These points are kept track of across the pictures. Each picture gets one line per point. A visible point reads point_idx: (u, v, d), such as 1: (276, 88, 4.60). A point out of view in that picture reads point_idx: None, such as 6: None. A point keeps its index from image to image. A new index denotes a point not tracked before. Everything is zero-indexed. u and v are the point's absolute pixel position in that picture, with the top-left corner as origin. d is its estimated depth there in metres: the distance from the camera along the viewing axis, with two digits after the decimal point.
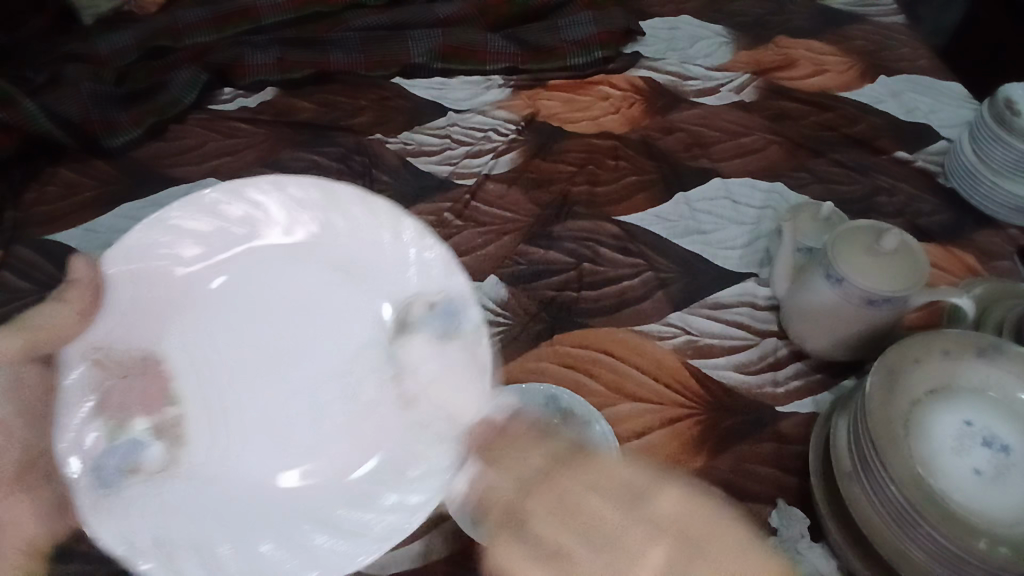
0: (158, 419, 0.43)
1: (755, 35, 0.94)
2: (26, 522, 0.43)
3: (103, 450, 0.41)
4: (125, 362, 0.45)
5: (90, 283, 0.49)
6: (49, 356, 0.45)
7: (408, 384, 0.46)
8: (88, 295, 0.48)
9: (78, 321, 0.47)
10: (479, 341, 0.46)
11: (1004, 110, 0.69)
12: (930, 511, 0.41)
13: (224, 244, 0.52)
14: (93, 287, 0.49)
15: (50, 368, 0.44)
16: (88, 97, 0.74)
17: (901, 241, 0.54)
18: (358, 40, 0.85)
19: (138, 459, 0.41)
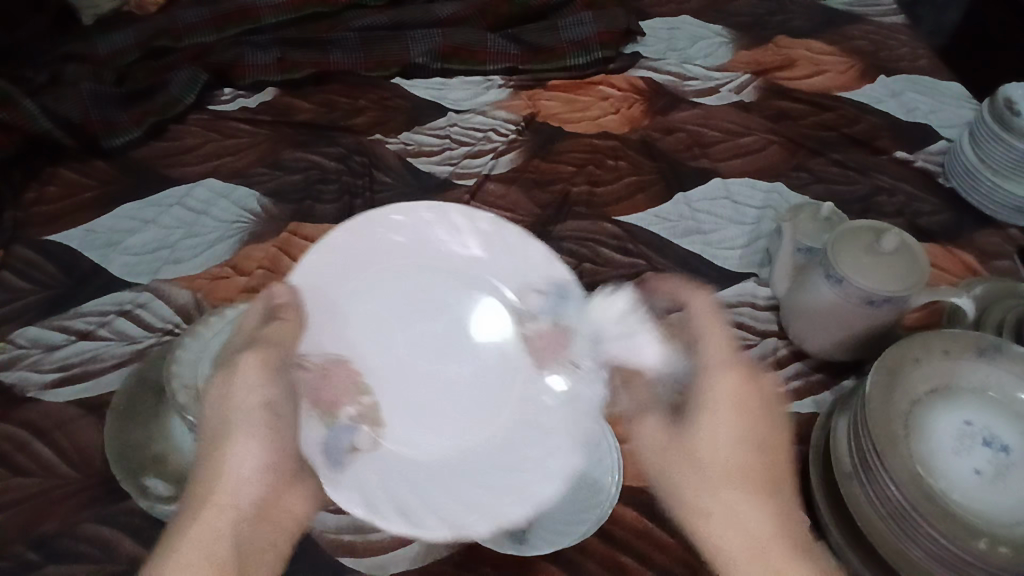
0: (359, 407, 0.51)
1: (754, 35, 0.94)
2: (298, 508, 0.47)
3: (324, 437, 0.48)
4: (320, 364, 0.52)
5: (286, 297, 0.52)
6: (283, 359, 0.50)
7: (544, 357, 0.54)
8: (294, 309, 0.52)
9: (296, 332, 0.51)
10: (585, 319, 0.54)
11: (1004, 110, 0.70)
12: (932, 512, 0.42)
13: (369, 248, 0.57)
14: (293, 299, 0.53)
15: (285, 371, 0.50)
16: (88, 97, 0.74)
17: (900, 242, 0.54)
18: (358, 40, 0.85)
19: (350, 439, 0.48)
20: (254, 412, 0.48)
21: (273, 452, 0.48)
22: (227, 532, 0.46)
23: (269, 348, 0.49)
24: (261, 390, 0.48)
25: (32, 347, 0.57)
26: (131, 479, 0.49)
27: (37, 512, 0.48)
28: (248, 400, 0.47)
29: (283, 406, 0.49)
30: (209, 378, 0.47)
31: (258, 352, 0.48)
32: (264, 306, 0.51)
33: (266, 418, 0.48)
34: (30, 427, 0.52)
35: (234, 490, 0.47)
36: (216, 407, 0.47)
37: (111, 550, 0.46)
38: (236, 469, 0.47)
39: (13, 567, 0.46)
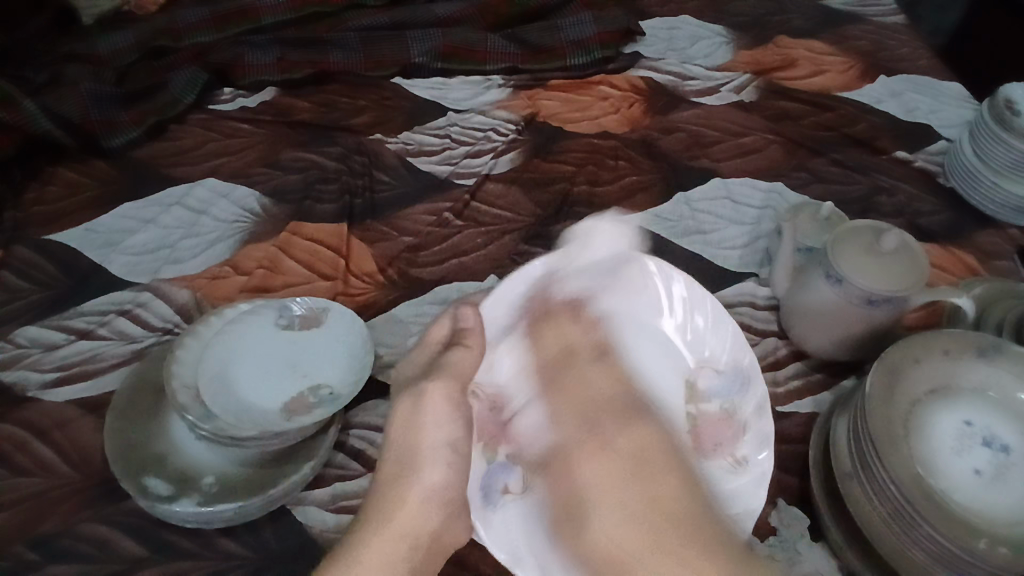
0: (513, 448, 0.41)
1: (753, 35, 0.94)
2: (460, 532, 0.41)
3: (484, 470, 0.41)
4: (492, 395, 0.43)
5: (472, 326, 0.43)
6: (466, 390, 0.42)
7: (705, 443, 0.42)
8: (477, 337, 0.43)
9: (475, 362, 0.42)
10: (749, 386, 0.46)
11: (1004, 110, 0.69)
12: (932, 512, 0.42)
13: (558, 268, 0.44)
14: (479, 328, 0.43)
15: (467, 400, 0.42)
16: (88, 97, 0.74)
17: (901, 241, 0.54)
18: (358, 40, 0.85)
19: (505, 480, 0.40)
20: (458, 407, 0.42)
21: (457, 480, 0.41)
22: (406, 554, 0.39)
23: (457, 377, 0.42)
24: (448, 427, 0.41)
25: (32, 347, 0.57)
26: (131, 479, 0.46)
27: (36, 512, 0.48)
28: (440, 432, 0.41)
29: (465, 441, 0.41)
30: (399, 399, 0.43)
31: (447, 383, 0.42)
32: (451, 324, 0.45)
33: (457, 449, 0.41)
34: (30, 427, 0.52)
35: (419, 516, 0.40)
36: (392, 447, 0.42)
37: (110, 549, 0.46)
38: (422, 501, 0.40)
39: (11, 567, 0.46)
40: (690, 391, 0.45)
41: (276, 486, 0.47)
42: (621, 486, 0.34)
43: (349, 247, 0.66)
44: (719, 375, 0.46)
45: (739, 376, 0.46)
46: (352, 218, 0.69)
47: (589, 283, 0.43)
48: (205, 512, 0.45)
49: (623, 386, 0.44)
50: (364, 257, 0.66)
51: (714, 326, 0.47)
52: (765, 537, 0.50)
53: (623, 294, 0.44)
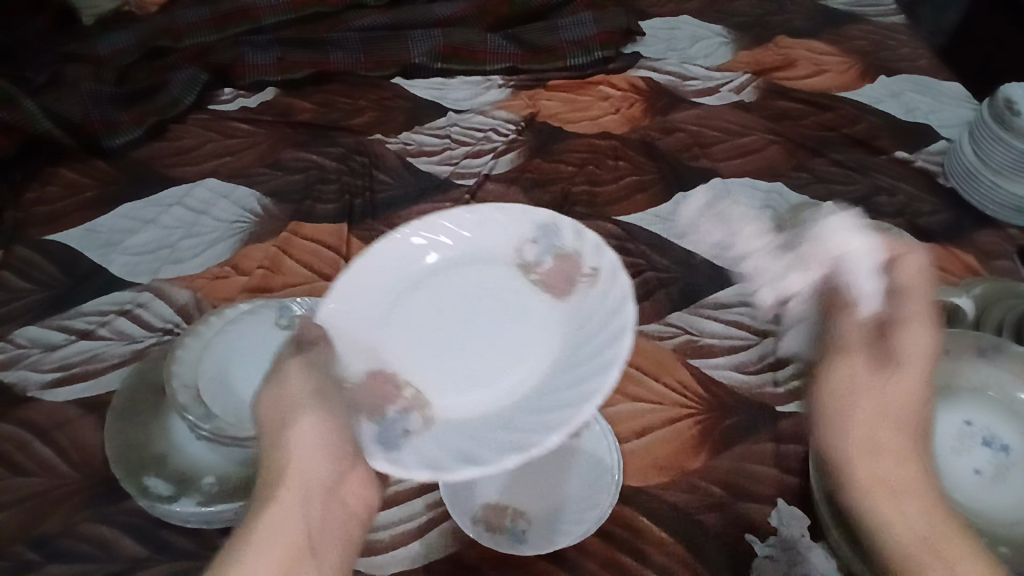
0: (403, 400, 0.46)
1: (754, 35, 0.94)
2: (365, 494, 0.44)
3: (376, 429, 0.44)
4: (361, 376, 0.46)
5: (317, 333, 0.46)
6: (322, 363, 0.44)
7: (557, 287, 0.51)
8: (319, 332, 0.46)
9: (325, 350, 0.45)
10: (586, 237, 0.52)
11: (1004, 110, 0.69)
12: (932, 512, 0.42)
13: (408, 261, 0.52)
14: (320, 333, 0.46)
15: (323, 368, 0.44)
16: (88, 98, 0.74)
17: (901, 241, 0.54)
18: (358, 41, 0.85)
19: (404, 424, 0.44)
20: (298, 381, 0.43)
21: (333, 434, 0.42)
22: (299, 509, 0.40)
23: (311, 350, 0.45)
24: (301, 380, 0.43)
25: (32, 347, 0.57)
26: (132, 479, 0.47)
27: (36, 512, 0.48)
28: (300, 384, 0.43)
29: (317, 400, 0.42)
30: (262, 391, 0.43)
31: (292, 353, 0.44)
32: (297, 337, 0.46)
33: (316, 401, 0.42)
34: (30, 427, 0.52)
35: (302, 466, 0.41)
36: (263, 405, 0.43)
37: (110, 549, 0.46)
38: (296, 484, 0.40)
39: (11, 567, 0.46)
40: (522, 272, 0.53)
41: None
42: (904, 491, 0.42)
43: (348, 247, 0.66)
44: (537, 244, 0.53)
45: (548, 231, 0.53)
46: (351, 218, 0.69)
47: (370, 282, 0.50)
48: (206, 512, 0.46)
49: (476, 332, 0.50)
50: None
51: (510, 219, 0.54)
52: (765, 537, 0.50)
53: (405, 261, 0.52)
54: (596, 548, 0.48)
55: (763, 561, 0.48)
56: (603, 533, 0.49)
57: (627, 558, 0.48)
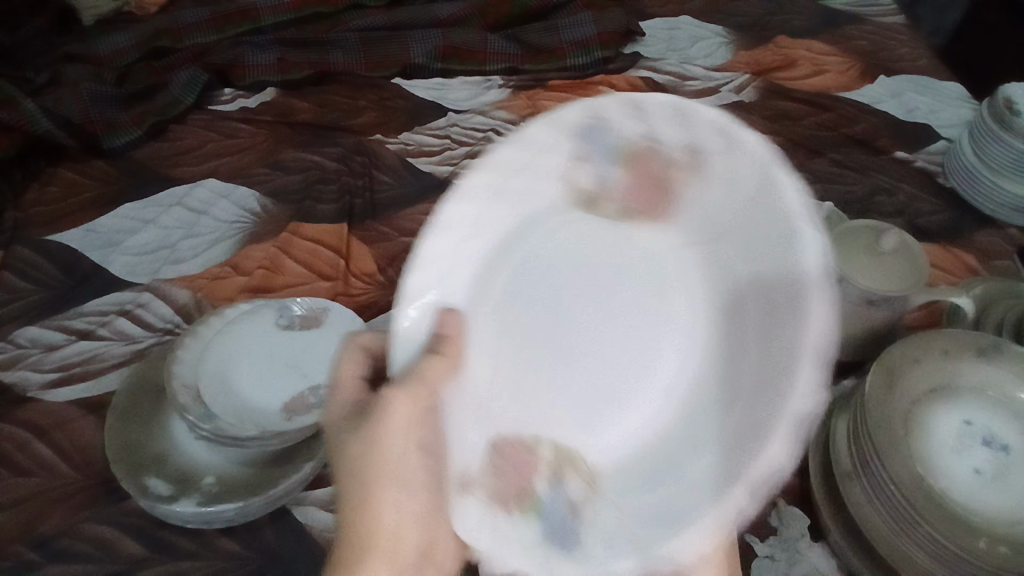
0: (492, 499, 0.40)
1: (753, 35, 0.94)
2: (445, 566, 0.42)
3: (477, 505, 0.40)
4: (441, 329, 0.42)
5: (448, 329, 0.42)
6: (431, 401, 0.40)
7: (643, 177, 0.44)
8: (452, 340, 0.42)
9: (447, 372, 0.40)
10: (553, 149, 0.43)
11: (1004, 110, 0.70)
12: (930, 511, 0.42)
13: (482, 208, 0.44)
14: (456, 331, 0.43)
15: (432, 413, 0.41)
16: (89, 99, 0.74)
17: (899, 242, 0.55)
18: (357, 40, 0.85)
19: (566, 495, 0.42)
20: (406, 435, 0.40)
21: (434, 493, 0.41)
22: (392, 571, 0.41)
23: (422, 386, 0.40)
24: (402, 435, 0.40)
25: (32, 347, 0.57)
26: (132, 479, 0.46)
27: (36, 512, 0.48)
28: (400, 442, 0.40)
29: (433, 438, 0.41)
30: (347, 438, 0.41)
31: (407, 395, 0.39)
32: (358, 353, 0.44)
33: (432, 451, 0.41)
34: (30, 426, 0.52)
35: (387, 519, 0.41)
36: (340, 463, 0.41)
37: (110, 549, 0.46)
38: (391, 503, 0.41)
39: (12, 567, 0.46)
40: (591, 203, 0.47)
41: (275, 486, 0.47)
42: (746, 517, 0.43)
43: (348, 247, 0.66)
44: (591, 159, 0.44)
45: (587, 128, 0.42)
46: (351, 219, 0.69)
47: (449, 267, 0.44)
48: (205, 512, 0.45)
49: (533, 299, 0.49)
50: (364, 257, 0.66)
51: (542, 141, 0.42)
52: (764, 537, 0.50)
53: (455, 236, 0.43)
54: None
55: (762, 560, 0.48)
56: None
57: None
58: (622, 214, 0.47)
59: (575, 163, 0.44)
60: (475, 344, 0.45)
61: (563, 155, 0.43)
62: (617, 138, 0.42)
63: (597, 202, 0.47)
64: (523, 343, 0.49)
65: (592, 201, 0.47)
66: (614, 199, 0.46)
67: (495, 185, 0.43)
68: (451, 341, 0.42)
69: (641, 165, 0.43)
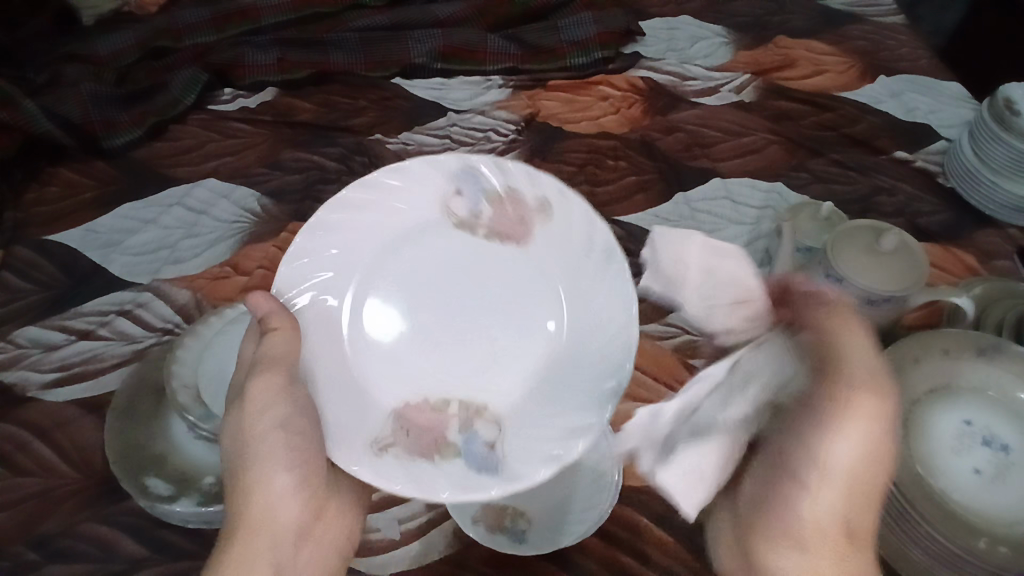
0: (399, 447, 0.45)
1: (754, 35, 0.94)
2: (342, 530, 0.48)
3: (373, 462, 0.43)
4: (304, 306, 0.47)
5: (272, 308, 0.45)
6: (292, 369, 0.44)
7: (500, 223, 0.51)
8: (289, 320, 0.45)
9: (293, 339, 0.44)
10: (449, 181, 0.50)
11: (1004, 111, 0.70)
12: (931, 512, 0.42)
13: (377, 211, 0.49)
14: (301, 322, 0.47)
15: (299, 383, 0.45)
16: (88, 99, 0.74)
17: (900, 241, 0.55)
18: (358, 40, 0.85)
19: (479, 443, 0.46)
20: (268, 413, 0.44)
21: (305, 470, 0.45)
22: (269, 548, 0.42)
23: (277, 363, 0.43)
24: (275, 409, 0.44)
25: (33, 347, 0.57)
26: (132, 479, 0.47)
27: (37, 512, 0.48)
28: (265, 418, 0.44)
29: (301, 418, 0.44)
30: (225, 419, 0.45)
31: (263, 377, 0.43)
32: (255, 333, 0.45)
33: (297, 429, 0.44)
34: (30, 427, 0.52)
35: (272, 500, 0.44)
36: (228, 443, 0.45)
37: (111, 549, 0.46)
38: (273, 489, 0.44)
39: (12, 567, 0.46)
40: (464, 229, 0.51)
41: None
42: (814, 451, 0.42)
43: None
44: (463, 197, 0.51)
45: (465, 177, 0.50)
46: None
47: (345, 262, 0.49)
48: (205, 512, 0.46)
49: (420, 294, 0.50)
50: None
51: (425, 181, 0.50)
52: None
53: (348, 233, 0.48)
54: (596, 549, 0.50)
55: None
56: (602, 534, 0.50)
57: (626, 557, 0.49)
58: (487, 237, 0.51)
59: (448, 203, 0.51)
60: (341, 338, 0.48)
61: (436, 194, 0.51)
62: (484, 186, 0.51)
63: (471, 226, 0.51)
64: (422, 334, 0.50)
65: (471, 223, 0.51)
66: (485, 227, 0.51)
67: (369, 202, 0.49)
68: (285, 324, 0.44)
69: (500, 203, 0.51)
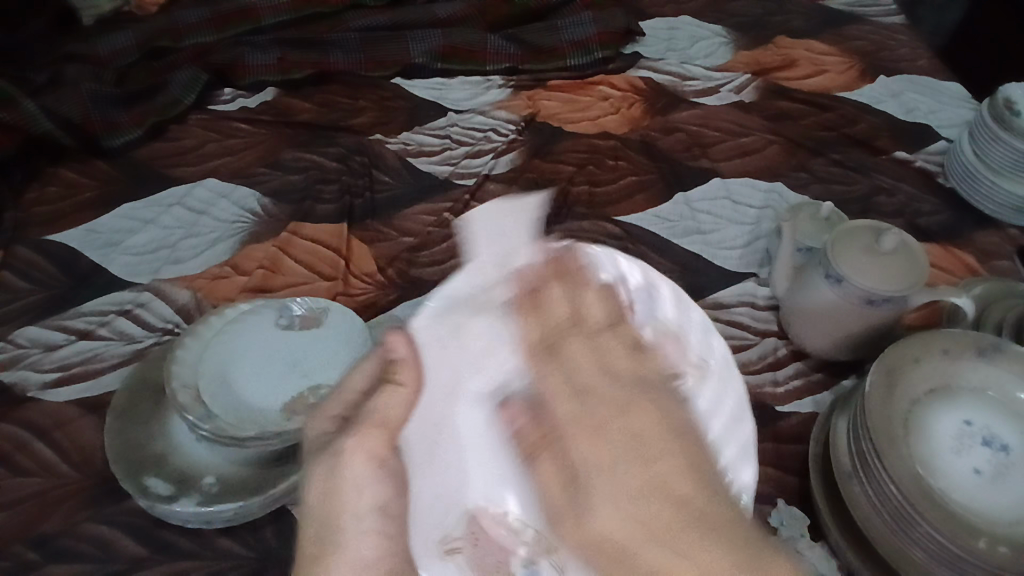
0: None
1: (753, 35, 0.94)
2: None
3: None
4: (402, 354, 0.31)
5: (404, 353, 0.31)
6: (405, 450, 0.30)
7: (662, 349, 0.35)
8: (416, 368, 0.31)
9: (410, 401, 0.30)
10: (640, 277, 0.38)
11: (1004, 110, 0.70)
12: (932, 512, 0.42)
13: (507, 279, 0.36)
14: (414, 358, 0.31)
15: (405, 463, 0.29)
16: (88, 98, 0.74)
17: (900, 242, 0.55)
18: (358, 40, 0.85)
19: None
20: (337, 495, 0.28)
21: (386, 575, 0.28)
22: None
23: (386, 430, 0.29)
24: (361, 512, 0.28)
25: (32, 347, 0.57)
26: (131, 478, 0.47)
27: (34, 511, 0.48)
28: (357, 504, 0.28)
29: (388, 529, 0.28)
30: (310, 469, 0.30)
31: (366, 441, 0.29)
32: (381, 356, 0.32)
33: (378, 546, 0.28)
34: (29, 427, 0.52)
35: None
36: (307, 522, 0.29)
37: (108, 550, 0.47)
38: None
39: (10, 567, 0.46)
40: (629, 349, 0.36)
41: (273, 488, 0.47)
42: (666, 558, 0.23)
43: (349, 246, 0.66)
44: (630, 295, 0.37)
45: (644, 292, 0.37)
46: (351, 218, 0.69)
47: (455, 316, 0.33)
48: (204, 512, 0.46)
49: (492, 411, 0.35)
50: (365, 257, 0.66)
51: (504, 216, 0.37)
52: None
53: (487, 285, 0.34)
54: None
55: None
56: None
57: None
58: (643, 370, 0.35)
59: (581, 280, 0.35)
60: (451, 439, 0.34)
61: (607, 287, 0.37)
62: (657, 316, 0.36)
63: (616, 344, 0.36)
64: None
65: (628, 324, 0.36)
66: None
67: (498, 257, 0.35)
68: (406, 365, 0.31)
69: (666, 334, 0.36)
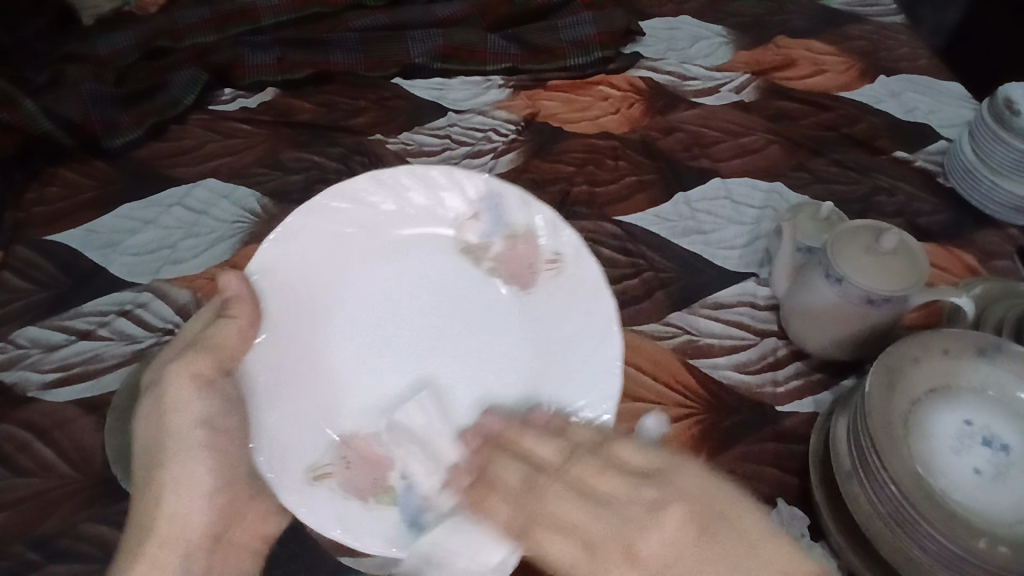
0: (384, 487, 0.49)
1: (753, 35, 0.94)
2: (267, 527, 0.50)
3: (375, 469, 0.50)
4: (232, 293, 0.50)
5: (237, 291, 0.50)
6: (225, 368, 0.49)
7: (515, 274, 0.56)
8: (247, 305, 0.49)
9: (248, 327, 0.49)
10: (528, 209, 0.55)
11: (1004, 110, 0.69)
12: (932, 513, 0.42)
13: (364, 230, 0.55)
14: (247, 294, 0.50)
15: (229, 377, 0.50)
16: (88, 98, 0.73)
17: (900, 241, 0.54)
18: (357, 40, 0.85)
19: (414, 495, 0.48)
20: (185, 402, 0.49)
21: (213, 464, 0.50)
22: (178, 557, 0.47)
23: (219, 351, 0.49)
24: (196, 405, 0.49)
25: (32, 347, 0.57)
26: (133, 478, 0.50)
27: (39, 511, 0.49)
28: (188, 414, 0.49)
29: (226, 418, 0.50)
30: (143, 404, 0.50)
31: (195, 361, 0.49)
32: (221, 299, 0.50)
33: (215, 427, 0.50)
34: (30, 427, 0.52)
35: (193, 477, 0.49)
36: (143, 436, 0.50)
37: (110, 549, 0.48)
38: (188, 496, 0.49)
39: (12, 566, 0.47)
40: (471, 256, 0.56)
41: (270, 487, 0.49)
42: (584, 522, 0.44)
43: None
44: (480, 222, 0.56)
45: (487, 204, 0.56)
46: None
47: (288, 260, 0.52)
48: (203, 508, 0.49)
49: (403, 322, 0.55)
50: None
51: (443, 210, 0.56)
52: None
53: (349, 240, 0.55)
54: None
55: None
56: None
57: None
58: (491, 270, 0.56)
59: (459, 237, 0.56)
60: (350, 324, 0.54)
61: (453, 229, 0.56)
62: (505, 222, 0.56)
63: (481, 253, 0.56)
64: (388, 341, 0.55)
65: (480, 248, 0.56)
66: (491, 260, 0.56)
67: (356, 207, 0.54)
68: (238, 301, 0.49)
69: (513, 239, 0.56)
